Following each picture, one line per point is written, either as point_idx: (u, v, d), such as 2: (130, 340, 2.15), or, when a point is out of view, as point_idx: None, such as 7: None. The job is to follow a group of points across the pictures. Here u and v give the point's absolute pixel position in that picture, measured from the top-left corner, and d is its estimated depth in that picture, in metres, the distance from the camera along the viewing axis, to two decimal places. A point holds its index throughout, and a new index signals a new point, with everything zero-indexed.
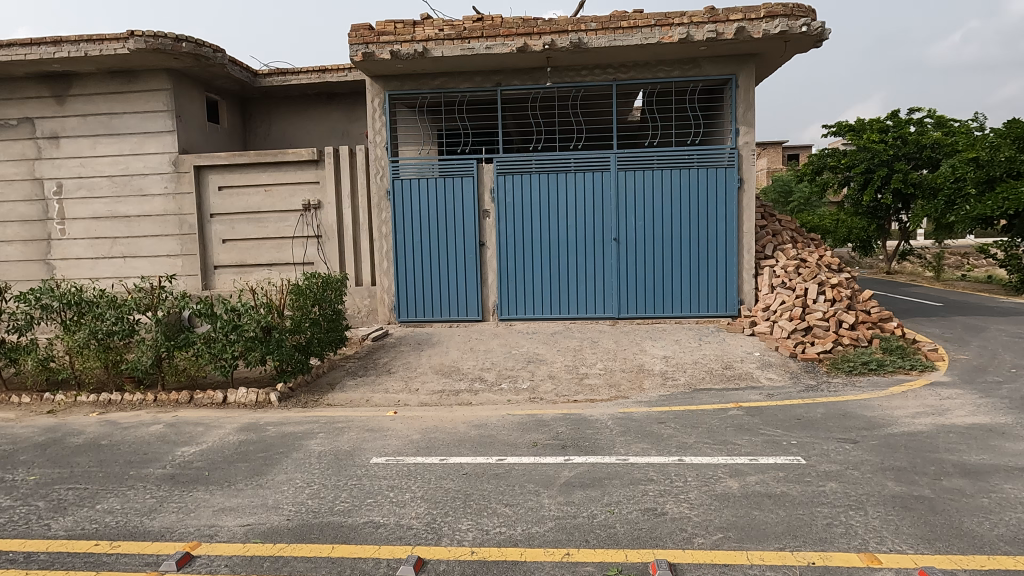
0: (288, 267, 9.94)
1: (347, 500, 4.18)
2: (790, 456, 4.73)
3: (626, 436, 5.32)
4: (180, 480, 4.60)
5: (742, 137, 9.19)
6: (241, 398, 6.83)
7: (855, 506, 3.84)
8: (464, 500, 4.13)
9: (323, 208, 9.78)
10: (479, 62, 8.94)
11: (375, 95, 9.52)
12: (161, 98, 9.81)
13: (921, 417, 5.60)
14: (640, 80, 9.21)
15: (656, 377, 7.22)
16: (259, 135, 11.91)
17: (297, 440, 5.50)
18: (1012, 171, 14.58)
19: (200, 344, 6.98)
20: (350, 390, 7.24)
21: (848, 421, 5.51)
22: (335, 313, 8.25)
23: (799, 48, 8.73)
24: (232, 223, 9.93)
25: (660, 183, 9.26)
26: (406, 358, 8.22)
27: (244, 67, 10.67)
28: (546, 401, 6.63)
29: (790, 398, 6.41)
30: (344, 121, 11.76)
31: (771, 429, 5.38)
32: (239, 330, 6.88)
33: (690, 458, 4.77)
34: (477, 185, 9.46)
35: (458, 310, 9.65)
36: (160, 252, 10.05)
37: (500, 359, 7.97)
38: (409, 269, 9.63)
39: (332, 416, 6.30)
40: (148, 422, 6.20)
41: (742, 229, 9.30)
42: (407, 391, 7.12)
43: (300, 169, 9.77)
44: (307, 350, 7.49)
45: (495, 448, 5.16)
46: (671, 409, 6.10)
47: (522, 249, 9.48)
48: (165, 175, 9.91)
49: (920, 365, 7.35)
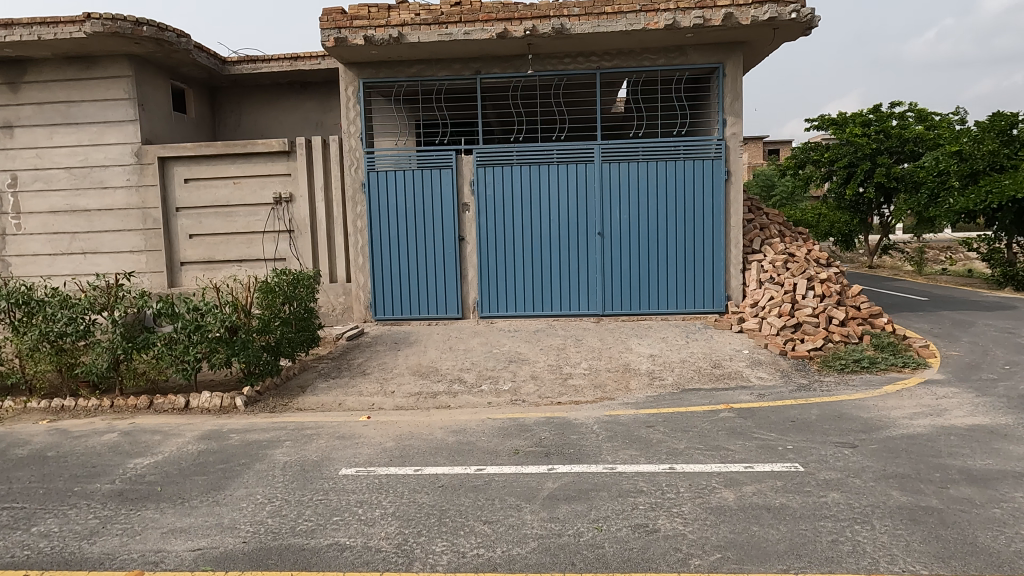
0: (258, 263, 9.50)
1: (311, 518, 3.83)
2: (788, 462, 4.46)
3: (613, 442, 5.02)
4: (129, 498, 4.21)
5: (729, 128, 8.92)
6: (204, 402, 6.41)
7: (861, 519, 3.57)
8: (439, 517, 3.79)
9: (295, 201, 9.38)
10: (457, 48, 8.56)
11: (349, 83, 9.09)
12: (122, 86, 9.30)
13: (920, 419, 5.36)
14: (624, 68, 8.90)
15: (643, 378, 6.93)
16: (229, 126, 11.43)
17: (261, 450, 5.11)
18: (995, 164, 14.44)
19: (161, 347, 6.57)
20: (321, 393, 6.85)
21: (845, 424, 5.25)
22: (306, 312, 7.84)
23: (787, 36, 8.50)
24: (199, 217, 9.47)
25: (646, 176, 8.97)
26: (381, 359, 7.83)
27: (211, 54, 10.19)
28: (529, 404, 6.31)
29: (782, 398, 6.15)
30: (318, 111, 11.33)
31: (765, 432, 5.12)
32: (203, 330, 6.48)
33: (681, 465, 4.48)
34: (456, 178, 9.09)
35: (437, 308, 9.28)
36: (122, 248, 9.55)
37: (480, 359, 7.64)
38: (386, 265, 9.23)
39: (301, 422, 5.92)
40: (101, 431, 5.77)
41: (730, 223, 9.05)
42: (382, 394, 6.76)
43: (270, 161, 9.35)
44: (276, 351, 7.08)
45: (473, 456, 4.82)
46: (659, 412, 5.82)
47: (504, 244, 9.14)
48: (128, 166, 9.42)
49: (912, 362, 7.15)
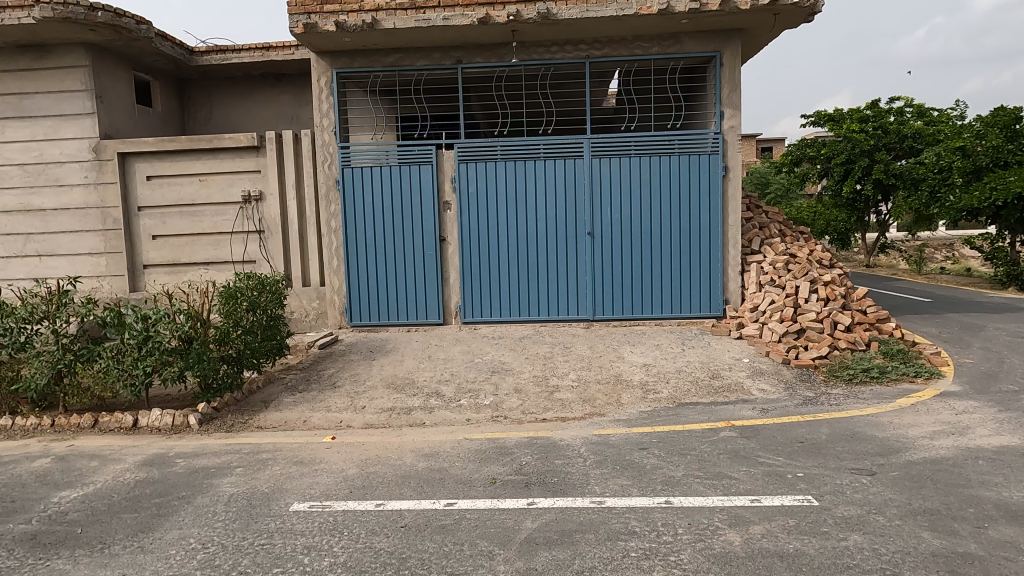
0: (226, 266, 8.92)
1: (248, 571, 3.27)
2: (801, 495, 3.92)
3: (602, 468, 4.47)
4: (42, 543, 3.64)
5: (728, 121, 8.40)
6: (153, 421, 5.82)
7: (890, 571, 3.04)
8: (397, 568, 3.23)
9: (265, 200, 8.80)
10: (437, 35, 7.99)
11: (321, 74, 8.51)
12: (77, 76, 8.66)
13: (943, 440, 4.83)
14: (615, 57, 8.37)
15: (636, 391, 6.38)
16: (199, 120, 10.83)
17: (206, 479, 4.53)
18: (999, 161, 13.98)
19: (107, 360, 5.95)
20: (285, 409, 6.28)
21: (860, 446, 4.72)
22: (273, 319, 7.24)
23: (788, 22, 7.98)
24: (163, 217, 8.88)
25: (638, 173, 8.44)
26: (354, 370, 7.25)
27: (176, 44, 9.58)
28: (511, 421, 5.75)
29: (788, 414, 5.62)
30: (292, 105, 10.76)
31: (771, 456, 4.59)
32: (153, 342, 5.90)
33: (678, 498, 3.94)
34: (436, 174, 8.53)
35: (417, 312, 8.72)
36: (80, 249, 8.95)
37: (461, 370, 7.08)
38: (363, 268, 8.67)
39: (257, 444, 5.35)
40: (34, 456, 5.17)
41: (729, 222, 8.52)
42: (351, 410, 6.19)
43: (238, 158, 8.78)
44: (237, 363, 6.49)
45: (444, 488, 4.26)
46: (653, 431, 5.28)
47: (487, 245, 8.58)
48: (85, 162, 8.80)
49: (925, 371, 6.64)
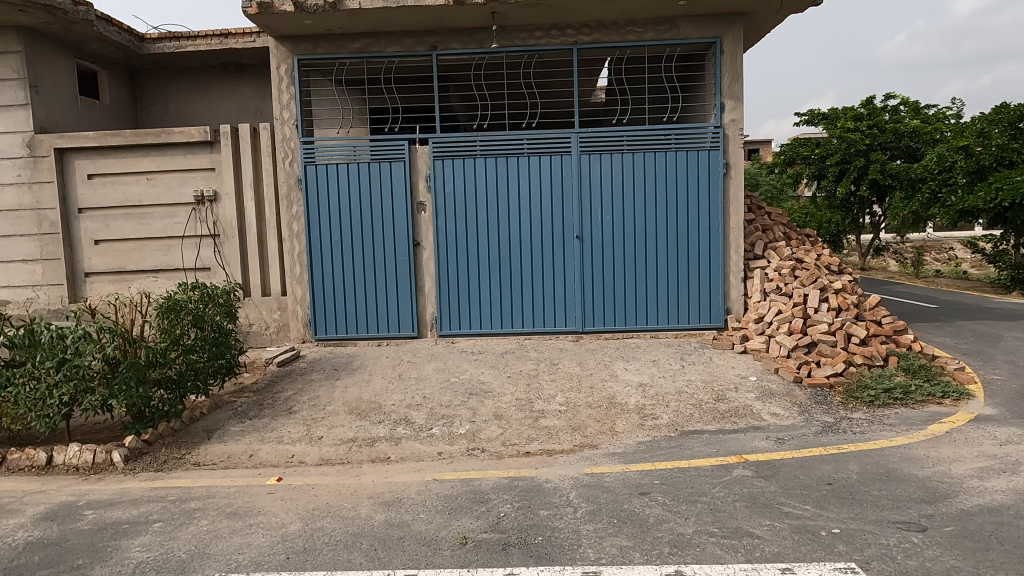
0: (177, 273, 8.07)
1: None
2: (843, 563, 3.16)
3: (596, 523, 3.70)
4: None
5: (728, 113, 7.69)
6: (71, 458, 4.98)
7: None
8: None
9: (220, 201, 7.95)
10: (407, 17, 7.20)
11: (281, 61, 7.69)
12: (9, 64, 7.79)
13: (995, 481, 4.10)
14: (606, 43, 7.63)
15: (632, 417, 5.61)
16: (153, 113, 9.98)
17: (113, 541, 3.70)
18: (1004, 159, 13.38)
19: (18, 388, 5.06)
20: (231, 440, 5.45)
21: (900, 490, 3.98)
22: (222, 335, 6.37)
23: (795, 5, 7.30)
24: (106, 220, 8.00)
25: (632, 169, 7.70)
26: (314, 393, 6.43)
27: (123, 29, 8.73)
28: (489, 456, 4.96)
29: (807, 445, 4.88)
30: (255, 97, 9.94)
31: (795, 503, 3.86)
32: (72, 366, 5.01)
33: (691, 567, 3.18)
34: (410, 172, 7.74)
35: (388, 325, 7.92)
36: (14, 256, 8.08)
37: (434, 392, 6.28)
38: (329, 277, 7.86)
39: (188, 488, 4.52)
40: None
41: (730, 225, 7.81)
42: (306, 441, 5.35)
43: (188, 154, 7.91)
44: (177, 388, 5.63)
45: (403, 552, 3.45)
46: (653, 468, 4.53)
47: (465, 249, 7.80)
48: (18, 159, 7.92)
49: (953, 391, 5.95)
